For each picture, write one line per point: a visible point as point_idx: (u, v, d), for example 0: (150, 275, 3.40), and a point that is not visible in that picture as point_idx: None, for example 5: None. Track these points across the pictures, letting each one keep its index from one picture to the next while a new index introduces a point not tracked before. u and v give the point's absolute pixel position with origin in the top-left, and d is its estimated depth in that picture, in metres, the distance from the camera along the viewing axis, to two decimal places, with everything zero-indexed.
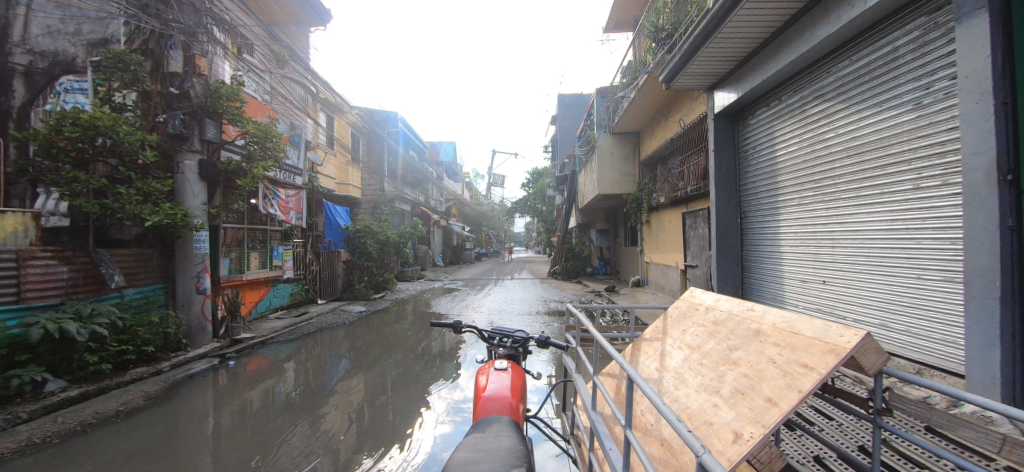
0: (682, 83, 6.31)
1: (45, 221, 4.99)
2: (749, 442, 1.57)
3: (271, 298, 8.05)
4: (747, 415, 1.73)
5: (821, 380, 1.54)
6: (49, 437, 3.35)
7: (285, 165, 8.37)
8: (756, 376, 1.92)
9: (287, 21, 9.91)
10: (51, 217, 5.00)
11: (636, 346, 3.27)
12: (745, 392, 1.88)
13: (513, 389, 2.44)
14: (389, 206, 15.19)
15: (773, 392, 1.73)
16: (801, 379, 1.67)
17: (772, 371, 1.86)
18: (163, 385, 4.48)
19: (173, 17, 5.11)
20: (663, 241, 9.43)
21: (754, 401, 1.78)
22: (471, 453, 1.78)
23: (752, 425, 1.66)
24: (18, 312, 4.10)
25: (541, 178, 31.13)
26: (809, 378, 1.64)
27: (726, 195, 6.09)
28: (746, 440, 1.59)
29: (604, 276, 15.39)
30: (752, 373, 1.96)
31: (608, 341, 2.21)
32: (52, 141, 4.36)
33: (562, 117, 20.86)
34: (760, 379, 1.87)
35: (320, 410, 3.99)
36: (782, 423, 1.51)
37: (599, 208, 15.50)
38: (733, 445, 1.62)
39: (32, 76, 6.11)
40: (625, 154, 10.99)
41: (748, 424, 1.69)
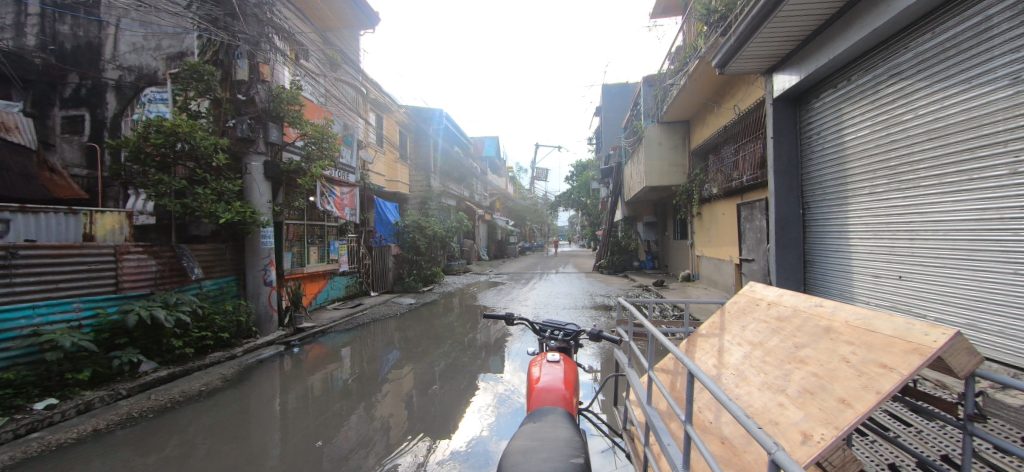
0: (736, 66, 5.98)
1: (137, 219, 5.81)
2: (820, 444, 1.47)
3: (329, 290, 8.53)
4: (818, 417, 1.63)
5: (903, 382, 1.41)
6: (145, 412, 3.75)
7: (339, 164, 8.97)
8: (827, 375, 1.79)
9: (339, 26, 10.37)
10: (141, 215, 5.83)
11: (691, 342, 3.16)
12: (816, 392, 1.76)
13: (566, 381, 2.43)
14: (436, 202, 15.58)
15: (847, 392, 1.60)
16: (880, 380, 1.53)
17: (846, 371, 1.72)
18: (236, 369, 4.87)
19: (239, 28, 5.48)
20: (716, 235, 9.01)
21: (825, 401, 1.67)
22: (530, 441, 1.80)
23: (824, 426, 1.55)
24: (117, 300, 4.61)
25: (585, 171, 30.66)
26: (888, 379, 1.50)
27: (786, 185, 5.72)
28: (817, 442, 1.49)
29: (651, 270, 14.98)
30: (823, 372, 1.83)
31: (663, 334, 2.15)
32: (140, 148, 4.81)
33: (607, 108, 20.40)
34: (832, 378, 1.74)
35: (373, 397, 4.18)
36: (858, 426, 1.40)
37: (646, 200, 15.09)
38: (802, 447, 1.52)
39: (121, 89, 6.80)
40: (674, 144, 10.58)
41: (819, 425, 1.58)
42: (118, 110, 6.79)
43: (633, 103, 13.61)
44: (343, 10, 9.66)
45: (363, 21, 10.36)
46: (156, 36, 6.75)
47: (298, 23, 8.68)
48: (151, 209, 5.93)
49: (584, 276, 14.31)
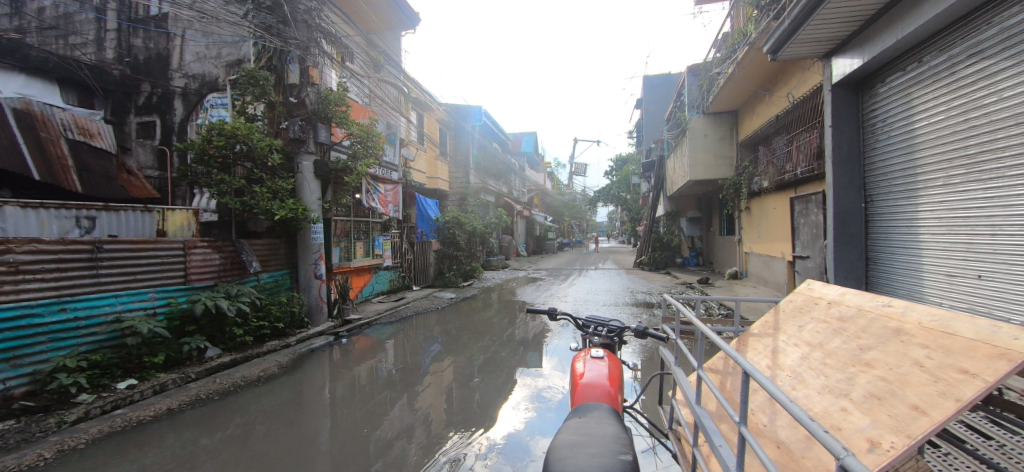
0: (791, 51, 5.63)
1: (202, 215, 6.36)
2: (890, 453, 1.36)
3: (374, 284, 8.86)
4: (887, 423, 1.51)
5: (988, 389, 1.27)
6: (210, 394, 4.05)
7: (382, 162, 9.29)
8: (898, 379, 1.65)
9: (383, 27, 10.66)
10: (205, 213, 6.36)
11: (742, 341, 3.03)
12: (885, 397, 1.64)
13: (611, 378, 2.39)
14: (475, 198, 15.78)
15: (921, 399, 1.47)
16: (960, 386, 1.39)
17: (919, 376, 1.58)
18: (289, 357, 5.16)
19: (291, 34, 5.78)
20: (767, 230, 8.57)
21: (896, 407, 1.54)
22: (577, 436, 1.78)
23: (894, 434, 1.44)
24: (186, 291, 5.01)
25: (625, 165, 29.95)
26: (970, 386, 1.36)
27: (846, 177, 5.34)
28: (886, 450, 1.38)
29: (696, 267, 14.47)
30: (893, 377, 1.69)
31: (712, 331, 2.08)
32: (205, 149, 5.18)
33: (647, 100, 19.83)
34: (904, 384, 1.61)
35: (415, 388, 4.30)
36: (934, 435, 1.28)
37: (690, 195, 14.54)
38: (869, 455, 1.42)
39: (187, 95, 7.32)
40: (720, 136, 10.15)
41: (888, 433, 1.46)
42: (184, 115, 7.31)
43: (677, 94, 13.13)
44: (385, 11, 9.93)
45: (404, 22, 10.60)
46: (217, 45, 7.22)
47: (345, 27, 9.04)
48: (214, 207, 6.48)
49: (625, 273, 14.04)
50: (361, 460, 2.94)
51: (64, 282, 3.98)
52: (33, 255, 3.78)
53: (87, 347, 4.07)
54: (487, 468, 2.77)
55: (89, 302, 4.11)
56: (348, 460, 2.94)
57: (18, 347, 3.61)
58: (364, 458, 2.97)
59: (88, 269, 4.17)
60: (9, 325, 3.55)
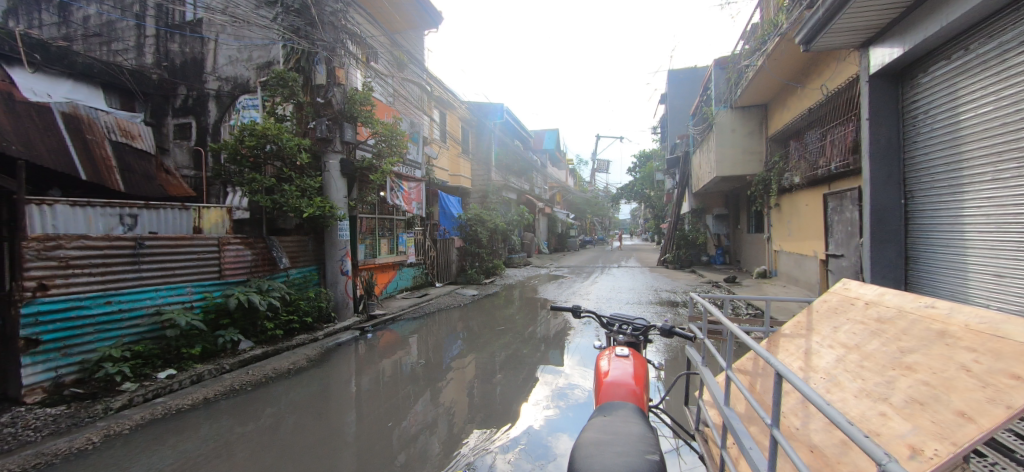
0: (824, 41, 5.41)
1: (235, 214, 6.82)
2: (932, 460, 1.30)
3: (398, 280, 9.01)
4: (930, 430, 1.44)
5: None
6: (244, 384, 4.22)
7: (407, 160, 9.40)
8: (942, 384, 1.58)
9: (406, 27, 10.80)
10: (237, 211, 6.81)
11: (773, 342, 2.94)
12: (928, 402, 1.56)
13: (636, 377, 2.36)
14: (497, 196, 15.85)
15: (968, 405, 1.40)
16: (1011, 392, 1.31)
17: (966, 382, 1.50)
18: (317, 351, 5.31)
19: (318, 36, 5.92)
20: (798, 228, 8.28)
21: (940, 413, 1.47)
22: (602, 435, 1.77)
23: (938, 441, 1.37)
24: (220, 285, 5.22)
25: (649, 161, 29.39)
26: (1021, 392, 1.28)
27: (884, 172, 5.11)
28: (929, 458, 1.32)
29: (722, 265, 14.15)
30: (937, 381, 1.61)
31: (741, 329, 2.02)
32: (238, 149, 5.38)
33: (672, 95, 19.40)
34: (948, 389, 1.53)
35: (438, 383, 4.36)
36: (982, 444, 1.22)
37: (717, 191, 14.16)
38: (909, 461, 1.36)
39: (220, 98, 7.59)
40: (749, 131, 9.86)
41: (931, 440, 1.40)
42: (218, 117, 7.58)
43: (704, 88, 12.80)
44: (408, 11, 10.03)
45: (426, 21, 10.69)
46: (248, 49, 7.45)
47: (370, 28, 9.19)
48: (245, 205, 6.85)
49: (648, 271, 13.84)
50: (386, 452, 3.01)
51: (110, 276, 4.21)
52: (81, 251, 4.01)
53: (131, 337, 4.30)
54: (508, 464, 2.79)
55: (132, 296, 4.34)
56: (374, 452, 3.01)
57: (68, 337, 3.85)
58: (389, 450, 3.03)
59: (130, 264, 4.39)
60: (59, 316, 3.79)
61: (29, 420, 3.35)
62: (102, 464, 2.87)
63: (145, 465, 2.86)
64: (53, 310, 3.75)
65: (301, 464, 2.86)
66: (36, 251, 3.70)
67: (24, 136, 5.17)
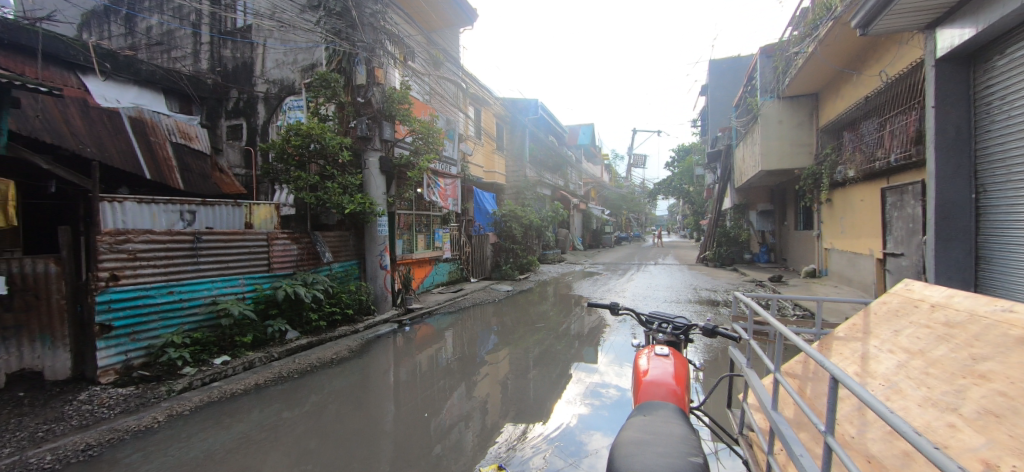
0: (884, 24, 5.04)
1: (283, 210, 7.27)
2: None
3: (435, 275, 9.22)
4: (1007, 444, 1.32)
5: None
6: (291, 372, 4.45)
7: (443, 157, 9.57)
8: (1021, 395, 1.44)
9: (442, 26, 10.95)
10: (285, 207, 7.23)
11: (825, 344, 2.78)
12: (1004, 414, 1.43)
13: (677, 377, 2.29)
14: (531, 192, 15.86)
15: None
16: None
17: None
18: (358, 342, 5.52)
19: (358, 38, 6.12)
20: (853, 225, 7.79)
21: (1019, 427, 1.35)
22: (644, 434, 1.69)
23: (1017, 457, 1.26)
24: (269, 278, 5.53)
25: (688, 155, 28.36)
26: None
27: (950, 165, 4.73)
28: None
29: (766, 264, 13.55)
30: (1015, 392, 1.48)
31: (788, 328, 1.92)
32: (284, 148, 5.69)
33: (713, 86, 18.67)
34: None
35: (473, 377, 4.43)
36: None
37: (762, 186, 13.50)
38: None
39: (269, 100, 7.97)
40: (797, 122, 9.35)
41: (1009, 455, 1.28)
42: (266, 118, 7.97)
43: (748, 78, 12.23)
44: (445, 9, 10.16)
45: (461, 18, 10.74)
46: (293, 52, 7.79)
47: (407, 28, 9.39)
48: (292, 202, 7.28)
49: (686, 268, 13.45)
50: (423, 443, 3.09)
51: (172, 268, 4.54)
52: (148, 244, 4.34)
53: (190, 325, 4.64)
54: (541, 460, 2.80)
55: (191, 287, 4.66)
56: (412, 441, 3.12)
57: (136, 324, 4.19)
58: (426, 441, 3.12)
59: (190, 257, 4.71)
60: (129, 304, 4.13)
61: (104, 399, 3.69)
62: (165, 441, 3.12)
63: (203, 444, 3.08)
64: (123, 299, 4.09)
65: (343, 449, 2.99)
66: (108, 245, 4.05)
67: (97, 138, 5.71)
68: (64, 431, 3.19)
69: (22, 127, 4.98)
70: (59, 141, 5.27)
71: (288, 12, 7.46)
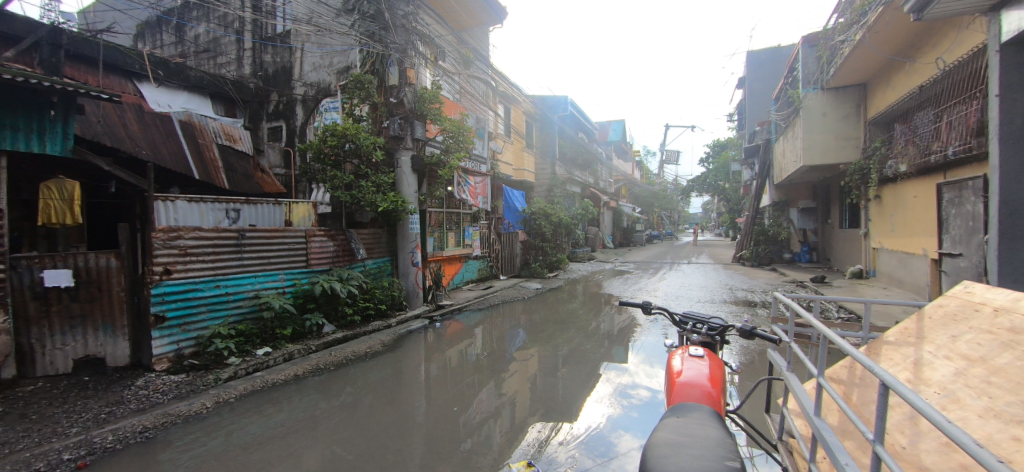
0: (940, 7, 4.71)
1: (319, 208, 7.55)
2: None
3: (464, 272, 9.34)
4: None
5: None
6: (328, 364, 4.63)
7: (473, 156, 9.66)
8: None
9: (473, 25, 11.04)
10: (321, 205, 7.51)
11: (873, 349, 2.63)
12: None
13: (713, 379, 2.17)
14: (561, 189, 15.80)
15: None
16: None
17: None
18: (391, 337, 5.68)
19: (391, 39, 6.28)
20: (904, 223, 7.32)
21: None
22: (679, 436, 1.51)
23: None
24: (307, 274, 5.76)
25: (724, 151, 27.35)
26: None
27: (1016, 158, 4.37)
28: None
29: (807, 264, 12.94)
30: None
31: (829, 328, 1.83)
32: (321, 149, 5.92)
33: (751, 79, 17.93)
34: None
35: (502, 374, 4.46)
36: None
37: (804, 182, 12.86)
38: None
39: (306, 102, 8.26)
40: (843, 114, 8.86)
41: None
42: (304, 120, 8.27)
43: (790, 68, 11.68)
44: (475, 8, 10.22)
45: (492, 17, 10.78)
46: (329, 55, 8.04)
47: (438, 28, 9.51)
48: (328, 200, 7.55)
49: (722, 268, 13.03)
50: (452, 437, 3.14)
51: (219, 263, 4.81)
52: (197, 240, 4.61)
53: (235, 317, 4.89)
54: (569, 459, 2.79)
55: (236, 281, 4.92)
56: (444, 435, 3.18)
57: (186, 315, 4.47)
58: (456, 436, 3.17)
59: (235, 252, 4.97)
60: (179, 296, 4.41)
61: (158, 385, 3.95)
62: (212, 426, 3.32)
63: (245, 430, 3.26)
64: (176, 292, 4.38)
65: (376, 440, 3.09)
66: (162, 241, 4.33)
67: (152, 142, 6.11)
68: (124, 414, 3.44)
69: (86, 132, 5.37)
70: (117, 144, 5.65)
71: (325, 16, 7.70)
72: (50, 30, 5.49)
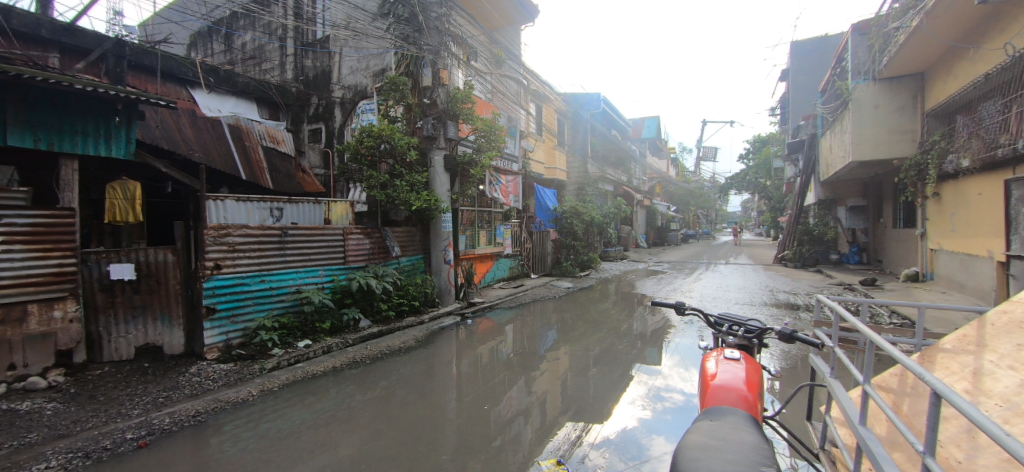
0: None
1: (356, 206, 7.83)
2: None
3: (496, 270, 9.43)
4: None
5: None
6: (364, 358, 4.79)
7: (505, 154, 9.73)
8: None
9: (505, 24, 11.09)
10: (358, 204, 7.78)
11: (926, 356, 2.42)
12: None
13: (749, 383, 1.94)
14: (592, 188, 15.65)
15: None
16: None
17: None
18: (423, 333, 5.81)
19: (425, 42, 6.43)
20: (966, 222, 6.78)
21: None
22: (710, 439, 1.37)
23: None
24: (345, 270, 6.00)
25: (764, 146, 26.16)
26: None
27: None
28: None
29: (857, 266, 12.20)
30: None
31: (872, 329, 1.65)
32: (358, 149, 6.13)
33: (795, 70, 17.06)
34: None
35: (532, 372, 4.48)
36: None
37: (854, 179, 12.13)
38: None
39: (344, 104, 8.56)
40: (898, 105, 8.28)
41: None
42: (342, 122, 8.57)
43: (838, 58, 11.03)
44: (507, 8, 10.26)
45: (524, 16, 10.79)
46: (366, 58, 8.30)
47: (471, 29, 9.62)
48: (364, 199, 7.81)
49: (762, 269, 12.51)
50: (483, 433, 3.18)
51: (265, 259, 5.08)
52: (244, 237, 4.88)
53: (279, 310, 5.15)
54: (600, 459, 2.76)
55: (280, 276, 5.18)
56: (474, 430, 3.23)
57: (234, 308, 4.74)
58: (487, 431, 3.21)
59: (278, 249, 5.22)
60: (228, 290, 4.68)
61: (209, 372, 4.22)
62: (257, 413, 3.52)
63: (288, 418, 3.42)
64: (225, 285, 4.65)
65: (408, 433, 3.17)
66: (213, 238, 4.61)
67: (203, 144, 6.52)
68: (179, 398, 3.70)
69: (146, 136, 5.81)
70: (173, 147, 6.08)
71: (362, 21, 7.95)
72: (115, 42, 5.97)
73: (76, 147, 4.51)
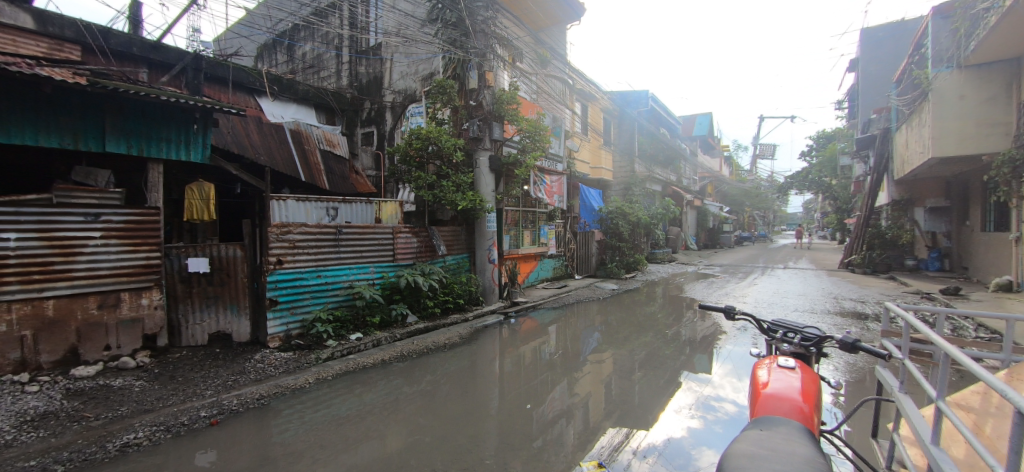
0: None
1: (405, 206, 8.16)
2: None
3: (539, 270, 9.46)
4: None
5: None
6: (411, 352, 4.98)
7: (550, 155, 9.73)
8: None
9: (550, 24, 11.05)
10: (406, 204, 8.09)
11: (1016, 374, 2.14)
12: None
13: (805, 393, 1.81)
14: (639, 188, 15.26)
15: None
16: None
17: None
18: (467, 330, 5.94)
19: (471, 45, 6.59)
20: None
21: None
22: (761, 448, 1.29)
23: None
24: (394, 267, 6.26)
25: (831, 142, 24.19)
26: None
27: None
28: None
29: (937, 273, 11.04)
30: None
31: (945, 340, 1.49)
32: (407, 151, 6.38)
33: (866, 59, 15.67)
34: None
35: (575, 374, 4.46)
36: None
37: (936, 177, 10.96)
38: None
39: (394, 108, 8.92)
40: (989, 94, 7.39)
41: None
42: (392, 125, 8.93)
43: (918, 44, 10.01)
44: (552, 7, 10.21)
45: (569, 14, 10.69)
46: (415, 63, 8.61)
47: (516, 30, 9.69)
48: (412, 199, 8.11)
49: (826, 275, 11.62)
50: (525, 432, 3.21)
51: (322, 255, 5.41)
52: (303, 235, 5.23)
53: (333, 304, 5.47)
54: (644, 467, 2.70)
55: (335, 272, 5.50)
56: (515, 428, 3.27)
57: (294, 300, 5.09)
58: (529, 430, 3.24)
59: (333, 246, 5.54)
60: (289, 284, 5.03)
61: (272, 360, 4.57)
62: (313, 399, 3.76)
63: (341, 406, 3.64)
64: (286, 279, 5.01)
65: (452, 426, 3.28)
66: (276, 235, 4.99)
67: (268, 148, 7.05)
68: (246, 382, 4.03)
69: (219, 141, 6.37)
70: (242, 151, 6.61)
71: (411, 27, 8.26)
72: (194, 57, 6.57)
73: (161, 152, 5.04)
